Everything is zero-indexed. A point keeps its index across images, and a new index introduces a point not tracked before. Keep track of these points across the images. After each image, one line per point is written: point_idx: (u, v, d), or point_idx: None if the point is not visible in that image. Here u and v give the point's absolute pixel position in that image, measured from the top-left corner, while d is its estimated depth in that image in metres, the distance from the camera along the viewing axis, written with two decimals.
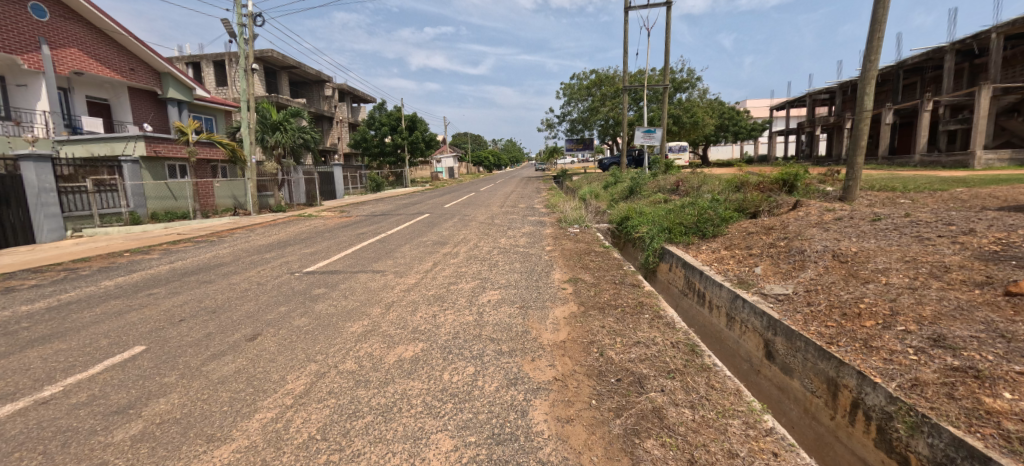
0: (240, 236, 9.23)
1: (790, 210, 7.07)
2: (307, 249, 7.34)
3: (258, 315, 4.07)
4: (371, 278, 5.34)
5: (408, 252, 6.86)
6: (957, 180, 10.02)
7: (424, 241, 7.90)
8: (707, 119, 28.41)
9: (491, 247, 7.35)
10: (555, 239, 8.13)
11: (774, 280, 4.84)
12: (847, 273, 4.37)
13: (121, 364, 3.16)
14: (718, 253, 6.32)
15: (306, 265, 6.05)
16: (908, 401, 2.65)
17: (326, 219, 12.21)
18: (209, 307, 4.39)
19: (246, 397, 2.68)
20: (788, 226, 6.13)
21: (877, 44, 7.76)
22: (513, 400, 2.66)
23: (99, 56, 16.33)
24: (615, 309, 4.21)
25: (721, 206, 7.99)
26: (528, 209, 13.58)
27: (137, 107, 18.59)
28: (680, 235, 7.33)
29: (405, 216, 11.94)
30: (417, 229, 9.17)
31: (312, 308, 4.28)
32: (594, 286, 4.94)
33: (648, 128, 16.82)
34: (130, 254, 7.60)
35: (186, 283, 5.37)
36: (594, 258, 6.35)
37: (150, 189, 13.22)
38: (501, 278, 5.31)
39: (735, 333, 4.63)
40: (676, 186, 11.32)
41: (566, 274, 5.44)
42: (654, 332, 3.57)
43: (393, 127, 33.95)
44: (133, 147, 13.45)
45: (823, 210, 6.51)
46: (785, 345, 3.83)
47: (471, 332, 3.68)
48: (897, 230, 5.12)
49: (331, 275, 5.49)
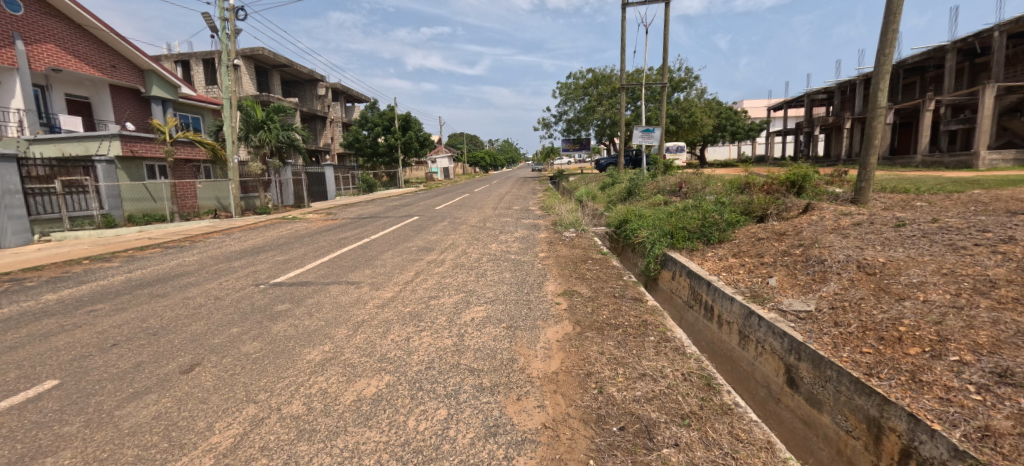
0: (215, 241, 8.65)
1: (802, 214, 6.58)
2: (281, 256, 6.78)
3: (202, 340, 3.52)
4: (343, 291, 4.79)
5: (390, 260, 6.31)
6: (971, 181, 9.56)
7: (409, 247, 7.36)
8: (706, 118, 27.98)
9: (480, 253, 6.82)
10: (549, 244, 7.61)
11: (791, 293, 4.33)
12: (877, 287, 3.86)
13: (18, 407, 2.61)
14: (725, 261, 5.80)
15: (273, 275, 5.49)
16: (981, 458, 2.15)
17: (311, 222, 11.63)
18: (152, 328, 3.84)
19: (155, 456, 2.16)
20: (802, 232, 5.63)
21: (892, 36, 7.27)
22: (490, 460, 2.13)
23: (78, 52, 15.70)
24: (614, 329, 3.68)
25: (726, 209, 7.49)
26: (523, 212, 13.05)
27: (119, 106, 17.95)
28: (683, 241, 6.83)
29: (394, 219, 11.39)
30: (403, 234, 8.63)
31: (268, 329, 3.72)
32: (592, 301, 4.41)
33: (646, 128, 16.31)
34: (88, 262, 7.01)
35: (136, 297, 4.81)
36: (590, 266, 5.83)
37: (126, 190, 12.60)
38: (488, 291, 4.76)
39: (748, 354, 4.14)
40: (677, 188, 10.82)
41: (560, 286, 4.91)
42: (661, 361, 3.05)
43: (386, 127, 33.36)
44: (108, 147, 12.79)
45: (838, 214, 6.01)
46: (811, 373, 3.32)
47: (448, 360, 3.15)
48: (926, 237, 4.60)
49: (299, 288, 4.94)
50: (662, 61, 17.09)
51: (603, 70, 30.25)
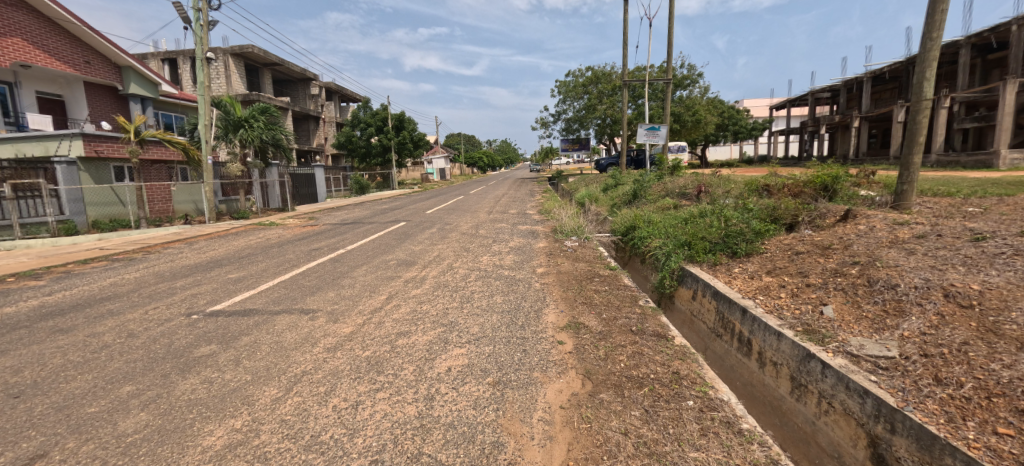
0: (170, 253, 7.64)
1: (841, 223, 5.65)
2: (236, 272, 5.81)
3: (71, 410, 2.56)
4: (289, 326, 3.82)
5: (360, 279, 5.33)
6: (1014, 182, 8.63)
7: (386, 260, 6.38)
8: (709, 117, 27.14)
9: (469, 269, 5.83)
10: (549, 256, 6.65)
11: (860, 331, 3.38)
12: (982, 327, 2.94)
13: None
14: (759, 280, 4.85)
15: (214, 301, 4.52)
16: None
17: (288, 227, 10.69)
18: (17, 387, 2.87)
19: None
20: (853, 246, 4.69)
21: (940, 18, 6.31)
22: None
23: (49, 47, 14.70)
24: (637, 388, 2.74)
25: (751, 215, 6.52)
26: (520, 216, 12.09)
27: (95, 104, 16.93)
28: (703, 254, 5.88)
29: (379, 224, 10.43)
30: (385, 243, 7.70)
31: (169, 390, 2.76)
32: (602, 341, 3.44)
33: (651, 126, 15.33)
34: (13, 280, 6.03)
35: (30, 333, 3.82)
36: (597, 287, 4.85)
37: (89, 194, 11.62)
38: (474, 324, 3.79)
39: (808, 410, 3.22)
40: (688, 191, 9.86)
41: (562, 317, 3.94)
42: (713, 452, 2.14)
43: (379, 127, 32.30)
44: (69, 146, 11.64)
45: (891, 224, 5.08)
46: (914, 455, 2.43)
47: (408, 447, 2.20)
48: (1020, 256, 3.66)
49: (236, 320, 3.96)
50: (667, 56, 16.10)
51: (603, 67, 29.30)
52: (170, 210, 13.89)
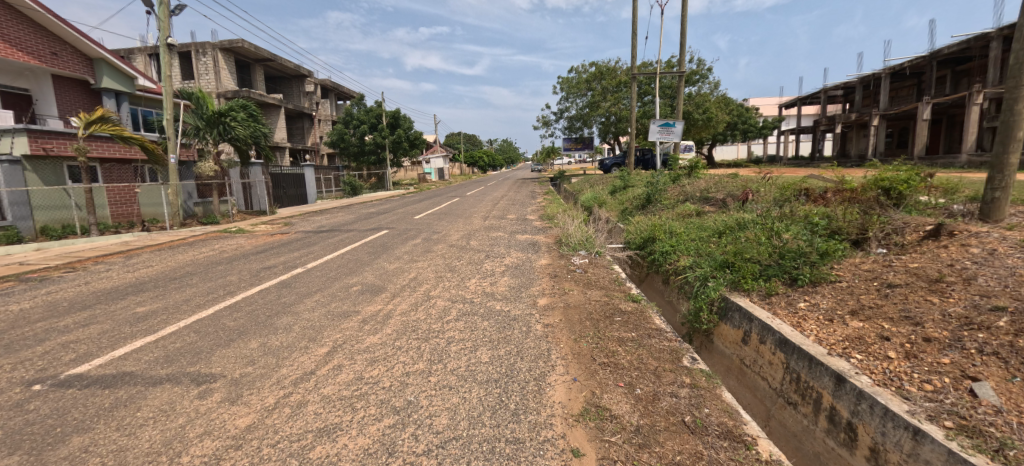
0: (98, 270, 6.37)
1: (933, 244, 4.29)
2: (149, 304, 4.48)
3: None
4: (160, 412, 2.50)
5: (304, 318, 3.99)
6: None
7: (348, 286, 5.06)
8: (720, 115, 25.79)
9: (450, 300, 4.51)
10: (555, 279, 5.34)
11: None
12: None
13: None
14: (843, 324, 3.51)
15: (84, 358, 3.22)
16: None
17: (255, 235, 9.39)
18: None
19: None
20: (980, 282, 3.35)
21: None
22: None
23: (11, 38, 13.27)
24: None
25: (806, 229, 5.14)
26: (519, 222, 10.85)
27: (64, 99, 15.56)
28: (752, 281, 4.55)
29: (357, 233, 9.09)
30: (355, 260, 6.37)
31: None
32: (644, 456, 2.11)
33: (664, 122, 13.95)
34: None
35: None
36: (621, 336, 3.50)
37: (36, 196, 10.37)
38: (440, 411, 2.47)
39: None
40: (714, 195, 8.47)
41: (576, 398, 2.60)
42: None
43: (373, 125, 30.97)
44: (11, 144, 10.33)
45: (1020, 246, 3.73)
46: None
47: None
48: None
49: (87, 398, 2.66)
50: (682, 47, 14.70)
51: (607, 63, 27.92)
52: (135, 213, 12.57)
